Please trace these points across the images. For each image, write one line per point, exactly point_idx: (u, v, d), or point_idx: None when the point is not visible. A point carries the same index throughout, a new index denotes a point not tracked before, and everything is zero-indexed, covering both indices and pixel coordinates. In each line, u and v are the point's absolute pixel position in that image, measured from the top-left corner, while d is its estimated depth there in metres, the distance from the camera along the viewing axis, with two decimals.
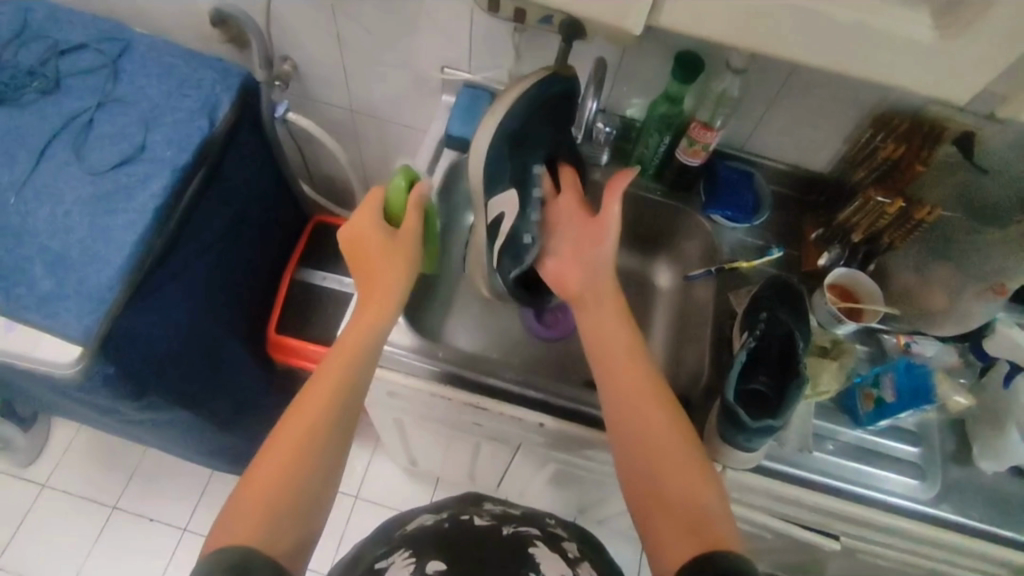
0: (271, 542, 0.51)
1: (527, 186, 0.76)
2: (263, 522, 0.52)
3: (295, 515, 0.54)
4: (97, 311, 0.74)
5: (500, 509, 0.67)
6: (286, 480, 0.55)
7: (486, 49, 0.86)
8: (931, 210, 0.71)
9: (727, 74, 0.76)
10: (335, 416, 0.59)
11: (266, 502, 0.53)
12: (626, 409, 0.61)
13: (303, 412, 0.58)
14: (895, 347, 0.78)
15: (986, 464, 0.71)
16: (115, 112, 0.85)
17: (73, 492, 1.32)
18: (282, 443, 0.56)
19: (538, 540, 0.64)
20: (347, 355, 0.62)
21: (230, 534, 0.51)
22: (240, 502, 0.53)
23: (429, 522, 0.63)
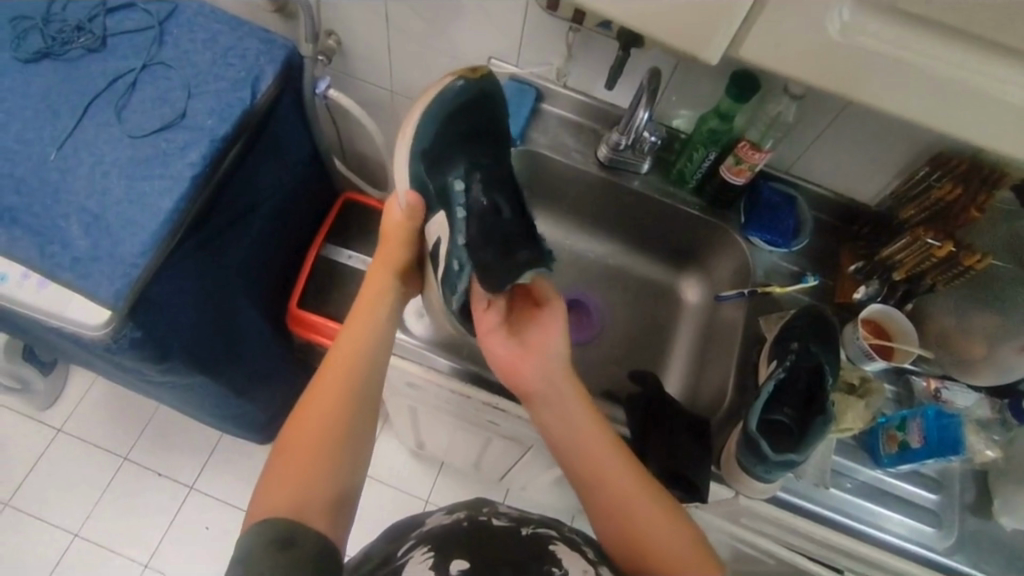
0: (310, 518, 0.53)
1: (451, 205, 0.71)
2: (298, 501, 0.54)
3: (326, 497, 0.56)
4: (128, 276, 0.74)
5: (517, 515, 0.62)
6: (314, 464, 0.57)
7: (538, 44, 0.85)
8: (981, 258, 0.68)
9: (784, 98, 0.75)
10: (350, 408, 0.62)
11: (298, 483, 0.55)
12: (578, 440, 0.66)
13: (318, 405, 0.61)
14: (924, 391, 0.76)
15: (1005, 520, 0.71)
16: (159, 76, 0.84)
17: (86, 439, 1.35)
18: (305, 432, 0.59)
19: (557, 540, 0.58)
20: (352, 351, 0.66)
21: (266, 509, 0.53)
22: (269, 486, 0.56)
23: (444, 522, 0.59)
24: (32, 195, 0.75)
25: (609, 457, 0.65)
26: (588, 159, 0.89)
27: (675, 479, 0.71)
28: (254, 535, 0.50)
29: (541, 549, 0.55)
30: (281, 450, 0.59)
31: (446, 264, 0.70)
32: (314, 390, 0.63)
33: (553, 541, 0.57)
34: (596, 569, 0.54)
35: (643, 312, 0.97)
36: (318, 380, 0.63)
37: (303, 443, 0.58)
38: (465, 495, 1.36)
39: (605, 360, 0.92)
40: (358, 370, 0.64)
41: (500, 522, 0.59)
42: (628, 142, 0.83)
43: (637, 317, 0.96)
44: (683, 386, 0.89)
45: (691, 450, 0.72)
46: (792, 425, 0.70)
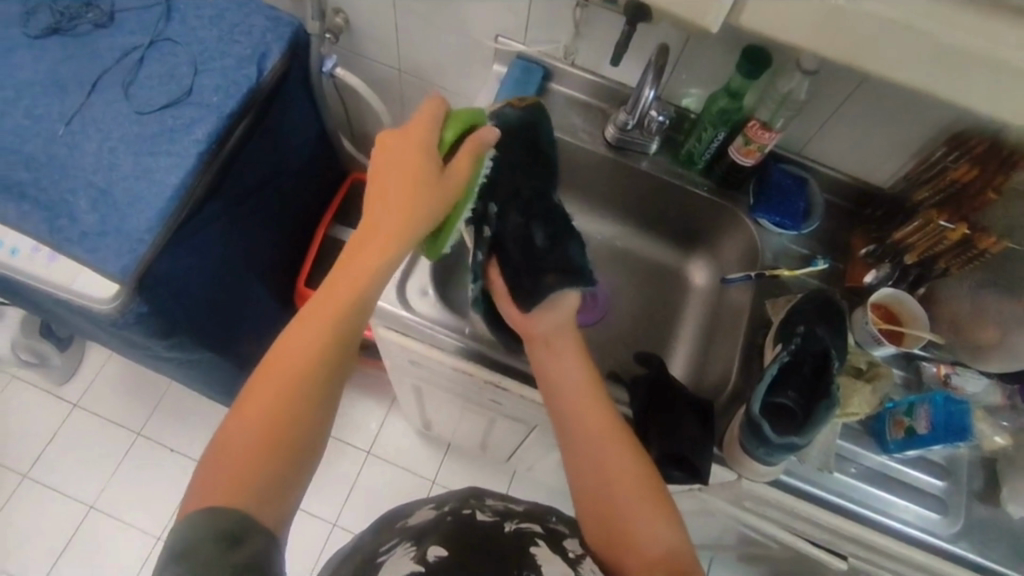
0: (261, 510, 0.46)
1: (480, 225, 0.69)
2: (255, 489, 0.46)
3: (281, 489, 0.48)
4: (135, 252, 0.75)
5: (504, 506, 0.61)
6: (267, 450, 0.47)
7: (544, 21, 0.83)
8: (997, 242, 0.67)
9: (796, 74, 0.72)
10: (315, 385, 0.51)
11: (249, 469, 0.46)
12: (577, 432, 0.64)
13: (277, 380, 0.50)
14: (933, 376, 0.75)
15: (1014, 508, 0.69)
16: (166, 53, 0.84)
17: (101, 415, 1.37)
18: (257, 408, 0.49)
19: (540, 536, 0.57)
20: (332, 318, 0.53)
21: (208, 493, 0.45)
22: (221, 456, 0.47)
23: (429, 516, 0.59)
24: (41, 170, 0.76)
25: (608, 449, 0.63)
26: (596, 139, 0.87)
27: (677, 461, 0.71)
28: (207, 529, 0.43)
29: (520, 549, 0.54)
30: (228, 428, 0.48)
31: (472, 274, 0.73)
32: (270, 363, 0.51)
33: (535, 540, 0.56)
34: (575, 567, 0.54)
35: (649, 295, 0.96)
36: (278, 350, 0.51)
37: (252, 427, 0.48)
38: (471, 476, 1.36)
39: (609, 342, 0.91)
40: (333, 341, 0.52)
41: (484, 517, 0.58)
42: (636, 122, 0.82)
43: (644, 299, 0.96)
44: (687, 369, 0.89)
45: (693, 432, 0.71)
46: (795, 408, 0.69)
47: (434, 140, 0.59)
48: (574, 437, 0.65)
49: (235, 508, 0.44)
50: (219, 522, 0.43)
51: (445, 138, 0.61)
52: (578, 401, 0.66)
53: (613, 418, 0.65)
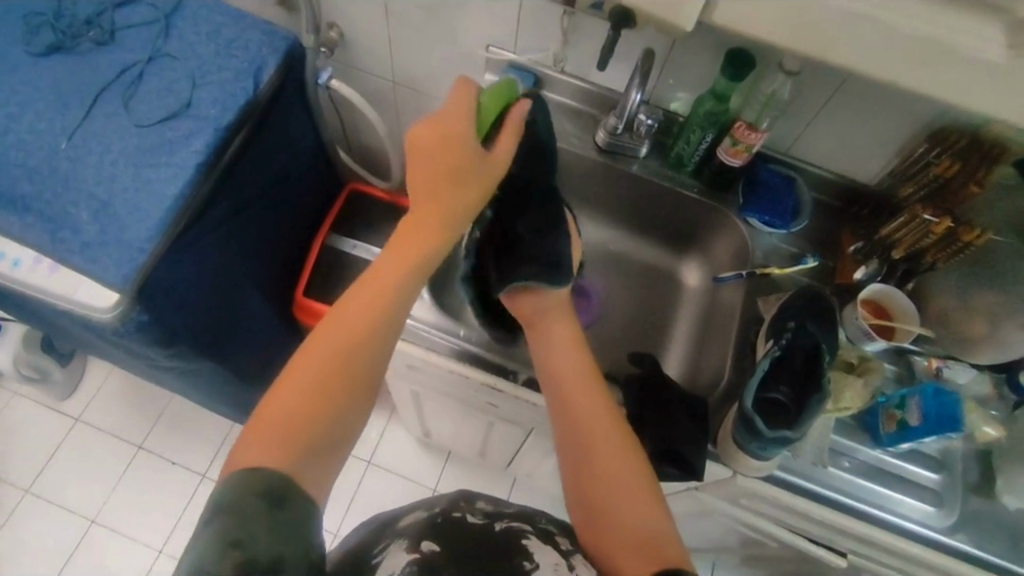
0: (302, 477, 0.47)
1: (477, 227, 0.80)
2: (289, 453, 0.47)
3: (315, 459, 0.49)
4: (136, 261, 0.76)
5: (493, 507, 0.61)
6: (307, 428, 0.49)
7: (533, 31, 0.85)
8: (980, 234, 0.68)
9: (779, 76, 0.73)
10: (353, 368, 0.53)
11: (278, 447, 0.47)
12: (570, 420, 0.64)
13: (315, 358, 0.52)
14: (925, 369, 0.76)
15: (1009, 499, 0.70)
16: (165, 68, 0.87)
17: (103, 429, 1.38)
18: (291, 393, 0.50)
19: (531, 534, 0.56)
20: (371, 311, 0.55)
21: (243, 464, 0.46)
22: (255, 435, 0.48)
23: (419, 516, 0.57)
24: (44, 183, 0.78)
25: (603, 436, 0.63)
26: (586, 144, 0.89)
27: (669, 458, 0.71)
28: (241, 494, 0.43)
29: (511, 548, 0.54)
30: (263, 407, 0.50)
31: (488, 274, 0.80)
32: (310, 346, 0.53)
33: (526, 536, 0.56)
34: (568, 565, 0.53)
35: (644, 297, 0.97)
36: (322, 329, 0.53)
37: (285, 409, 0.49)
38: (473, 484, 1.36)
39: (605, 344, 0.92)
40: (368, 334, 0.54)
41: (474, 519, 0.57)
42: (625, 125, 0.84)
43: (639, 302, 0.96)
44: (682, 369, 0.89)
45: (687, 429, 0.71)
46: (788, 403, 0.70)
47: (473, 131, 0.61)
48: (568, 430, 0.64)
49: (268, 473, 0.45)
50: (259, 482, 0.44)
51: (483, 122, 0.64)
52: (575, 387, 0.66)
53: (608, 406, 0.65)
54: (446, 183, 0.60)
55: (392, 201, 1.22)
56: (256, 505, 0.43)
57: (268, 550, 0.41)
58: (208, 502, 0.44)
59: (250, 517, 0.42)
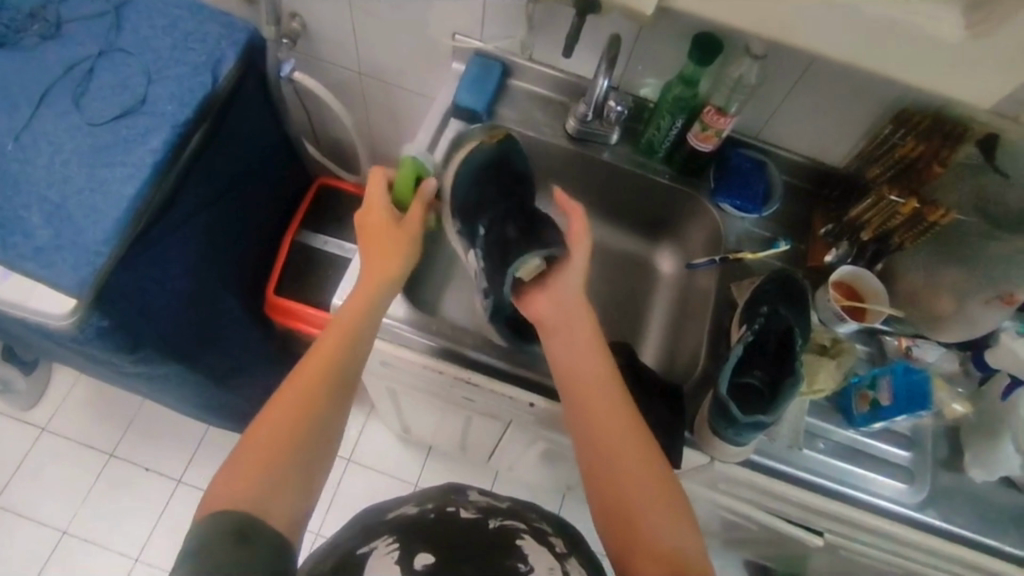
0: (271, 507, 0.49)
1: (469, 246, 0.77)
2: (258, 492, 0.50)
3: (287, 496, 0.51)
4: (92, 264, 0.73)
5: (485, 503, 0.60)
6: (275, 470, 0.52)
7: (499, 19, 0.84)
8: (945, 213, 0.69)
9: (746, 60, 0.73)
10: (323, 398, 0.57)
11: (253, 479, 0.50)
12: (592, 430, 0.62)
13: (281, 411, 0.55)
14: (895, 349, 0.77)
15: (976, 473, 0.71)
16: (116, 63, 0.83)
17: (71, 437, 1.34)
18: (269, 428, 0.54)
19: (525, 533, 0.56)
20: (328, 362, 0.59)
21: (218, 501, 0.49)
22: (230, 472, 0.51)
23: (409, 512, 0.57)
24: None
25: (623, 454, 0.60)
26: (557, 132, 0.88)
27: None
28: (213, 527, 0.46)
29: (504, 548, 0.53)
30: (242, 446, 0.53)
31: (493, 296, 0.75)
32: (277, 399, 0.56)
33: (520, 536, 0.55)
34: (563, 568, 0.52)
35: (619, 285, 0.96)
36: (287, 382, 0.57)
37: (257, 454, 0.52)
38: (454, 478, 1.36)
39: None
40: (338, 360, 0.60)
41: (467, 514, 0.57)
42: (595, 113, 0.83)
43: (614, 289, 0.96)
44: (658, 356, 0.89)
45: (664, 417, 0.71)
46: (762, 386, 0.70)
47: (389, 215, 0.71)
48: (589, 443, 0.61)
49: (237, 509, 0.48)
50: (224, 522, 0.46)
51: (403, 196, 0.74)
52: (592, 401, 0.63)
53: (635, 423, 0.62)
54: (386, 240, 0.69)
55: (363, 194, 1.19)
56: (220, 542, 0.45)
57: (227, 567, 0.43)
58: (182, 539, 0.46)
59: (218, 548, 0.44)
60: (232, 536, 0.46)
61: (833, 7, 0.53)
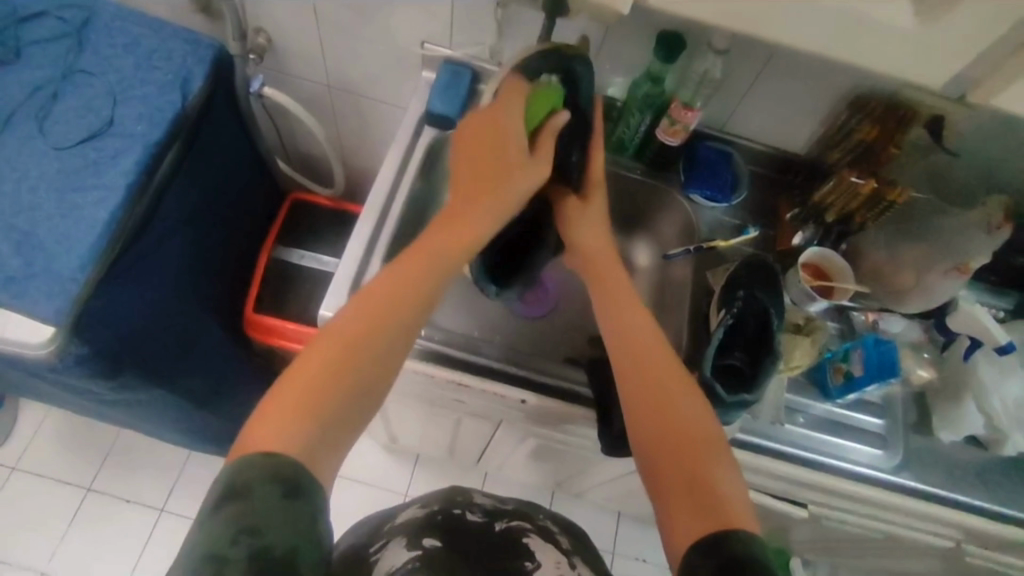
0: (309, 460, 0.47)
1: None
2: (298, 443, 0.47)
3: (324, 449, 0.48)
4: (68, 291, 0.72)
5: (490, 505, 0.69)
6: (317, 419, 0.49)
7: (467, 26, 0.86)
8: (902, 191, 0.75)
9: (709, 55, 0.77)
10: (371, 348, 0.54)
11: (291, 431, 0.47)
12: (653, 391, 0.60)
13: (335, 344, 0.52)
14: (863, 324, 0.81)
15: (945, 434, 0.75)
16: (81, 84, 0.82)
17: (43, 475, 1.29)
18: (304, 380, 0.50)
19: (531, 532, 0.65)
20: (384, 310, 0.55)
21: (252, 448, 0.46)
22: (262, 427, 0.47)
23: (418, 514, 0.65)
24: None
25: (681, 419, 0.58)
26: None
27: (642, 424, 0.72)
28: (255, 473, 0.44)
29: (515, 544, 0.63)
30: (272, 395, 0.50)
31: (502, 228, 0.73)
32: (329, 331, 0.54)
33: (527, 533, 0.65)
34: (568, 562, 0.62)
35: None
36: (326, 331, 0.54)
37: (291, 402, 0.49)
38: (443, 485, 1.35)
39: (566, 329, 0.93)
40: (393, 310, 0.56)
41: (474, 516, 0.66)
42: None
43: None
44: None
45: None
46: (743, 366, 0.72)
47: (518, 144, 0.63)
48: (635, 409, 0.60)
49: (276, 458, 0.45)
50: (275, 469, 0.44)
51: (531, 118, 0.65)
52: (652, 371, 0.62)
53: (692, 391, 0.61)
54: (469, 198, 0.62)
55: (336, 207, 1.19)
56: (270, 492, 0.43)
57: (281, 538, 0.42)
58: (216, 486, 0.44)
59: (264, 505, 0.42)
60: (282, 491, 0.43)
61: (787, 4, 0.56)
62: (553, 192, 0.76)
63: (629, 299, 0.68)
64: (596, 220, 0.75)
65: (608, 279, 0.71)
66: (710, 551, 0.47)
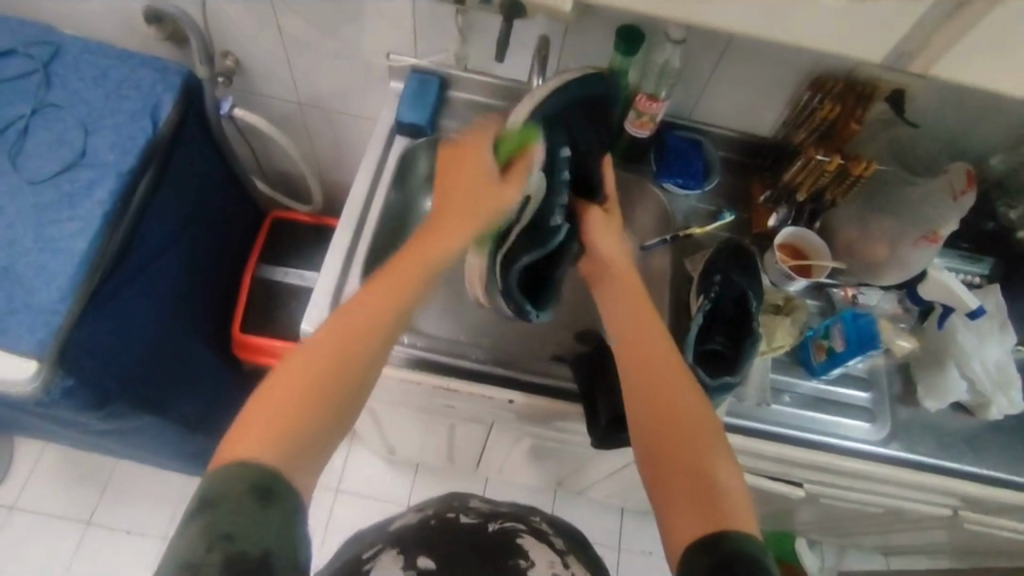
0: (291, 467, 0.47)
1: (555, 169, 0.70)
2: (282, 447, 0.47)
3: (309, 455, 0.48)
4: (51, 324, 0.72)
5: (486, 509, 0.69)
6: (302, 420, 0.48)
7: (430, 35, 0.87)
8: (868, 165, 0.75)
9: (667, 45, 0.78)
10: (360, 349, 0.53)
11: (277, 432, 0.47)
12: (653, 382, 0.60)
13: (328, 343, 0.52)
14: (843, 300, 0.81)
15: (930, 403, 0.76)
16: (51, 118, 0.82)
17: (42, 512, 1.29)
18: (289, 381, 0.50)
19: (525, 533, 0.65)
20: (380, 309, 0.55)
21: (235, 450, 0.46)
22: (249, 427, 0.47)
23: (413, 521, 0.66)
24: None
25: (683, 405, 0.58)
26: None
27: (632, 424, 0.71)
28: (233, 482, 0.44)
29: (508, 544, 0.63)
30: (261, 391, 0.50)
31: (538, 218, 0.71)
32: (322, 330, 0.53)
33: (521, 535, 0.64)
34: (562, 562, 0.62)
35: None
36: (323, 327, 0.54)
37: (281, 401, 0.49)
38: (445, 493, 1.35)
39: None
40: (390, 312, 0.56)
41: (468, 518, 0.66)
42: None
43: None
44: None
45: None
46: (725, 351, 0.72)
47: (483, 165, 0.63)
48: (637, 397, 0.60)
49: (256, 463, 0.45)
50: (250, 475, 0.44)
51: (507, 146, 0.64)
52: (654, 361, 0.61)
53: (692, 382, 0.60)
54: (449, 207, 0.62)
55: (317, 223, 1.20)
56: (244, 501, 0.43)
57: (255, 543, 0.42)
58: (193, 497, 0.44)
59: (238, 513, 0.43)
60: (255, 496, 0.44)
61: None
62: (576, 205, 0.76)
63: (630, 296, 0.68)
64: (613, 228, 0.75)
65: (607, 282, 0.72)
66: (709, 549, 0.47)
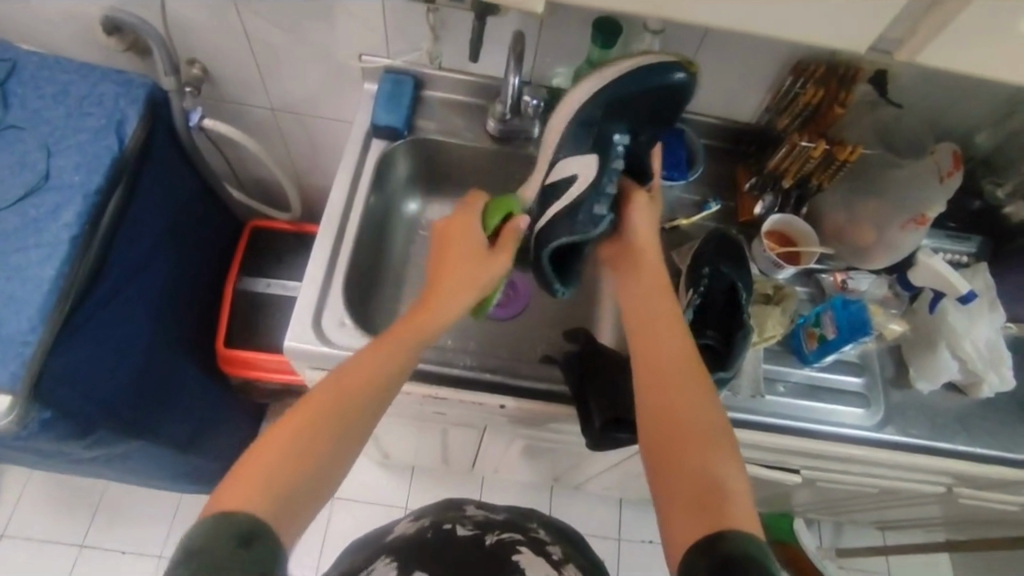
0: (276, 520, 0.46)
1: (608, 153, 0.70)
2: (269, 500, 0.47)
3: (294, 513, 0.48)
4: (22, 356, 0.70)
5: (483, 517, 0.68)
6: (291, 475, 0.49)
7: (402, 34, 0.84)
8: (853, 150, 0.73)
9: (645, 34, 0.76)
10: (355, 407, 0.54)
11: (264, 483, 0.47)
12: (660, 378, 0.59)
13: (319, 398, 0.53)
14: (832, 286, 0.80)
15: (922, 384, 0.76)
16: (11, 140, 0.79)
17: (33, 537, 1.27)
18: (278, 435, 0.50)
19: (522, 545, 0.63)
20: (376, 365, 0.56)
21: (222, 500, 0.46)
22: (239, 477, 0.48)
23: (409, 531, 0.65)
24: None
25: (689, 403, 0.57)
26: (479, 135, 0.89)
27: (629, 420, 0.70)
28: (220, 528, 0.43)
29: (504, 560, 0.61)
30: (256, 441, 0.51)
31: (583, 204, 0.68)
32: (319, 384, 0.54)
33: (518, 548, 0.63)
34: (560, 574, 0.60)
35: None
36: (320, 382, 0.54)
37: (272, 455, 0.49)
38: (443, 494, 1.34)
39: None
40: (383, 374, 0.56)
41: (465, 529, 0.65)
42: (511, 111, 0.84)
43: None
44: None
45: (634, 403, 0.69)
46: (718, 346, 0.71)
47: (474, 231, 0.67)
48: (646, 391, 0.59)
49: (243, 512, 0.45)
50: (235, 525, 0.44)
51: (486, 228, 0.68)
52: (663, 357, 0.61)
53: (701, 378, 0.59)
54: (444, 267, 0.64)
55: (298, 230, 1.17)
56: (227, 545, 0.42)
57: None
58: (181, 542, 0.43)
59: (217, 558, 0.41)
60: (240, 540, 0.43)
61: None
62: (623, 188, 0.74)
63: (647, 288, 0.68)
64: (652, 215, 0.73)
65: (642, 271, 0.69)
66: (710, 549, 0.46)
